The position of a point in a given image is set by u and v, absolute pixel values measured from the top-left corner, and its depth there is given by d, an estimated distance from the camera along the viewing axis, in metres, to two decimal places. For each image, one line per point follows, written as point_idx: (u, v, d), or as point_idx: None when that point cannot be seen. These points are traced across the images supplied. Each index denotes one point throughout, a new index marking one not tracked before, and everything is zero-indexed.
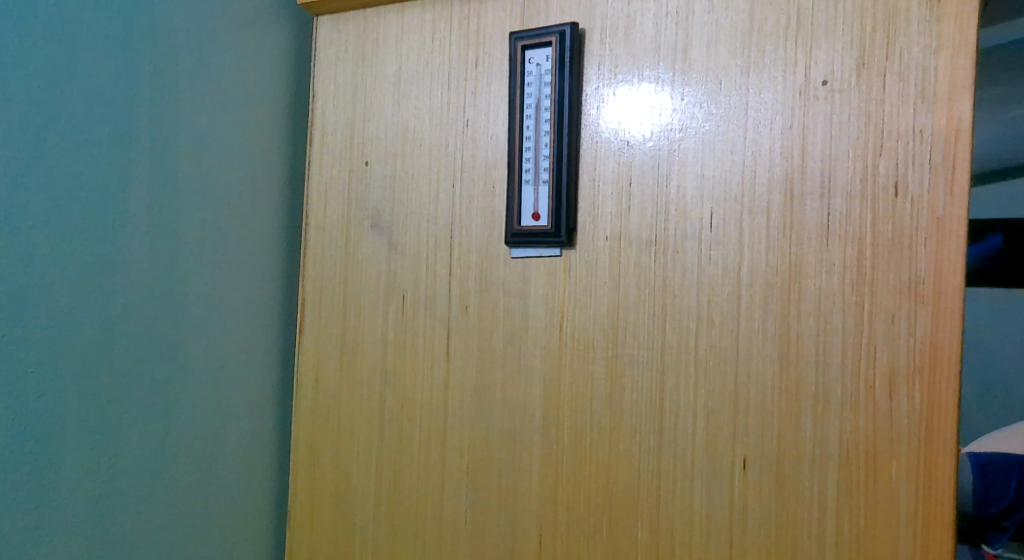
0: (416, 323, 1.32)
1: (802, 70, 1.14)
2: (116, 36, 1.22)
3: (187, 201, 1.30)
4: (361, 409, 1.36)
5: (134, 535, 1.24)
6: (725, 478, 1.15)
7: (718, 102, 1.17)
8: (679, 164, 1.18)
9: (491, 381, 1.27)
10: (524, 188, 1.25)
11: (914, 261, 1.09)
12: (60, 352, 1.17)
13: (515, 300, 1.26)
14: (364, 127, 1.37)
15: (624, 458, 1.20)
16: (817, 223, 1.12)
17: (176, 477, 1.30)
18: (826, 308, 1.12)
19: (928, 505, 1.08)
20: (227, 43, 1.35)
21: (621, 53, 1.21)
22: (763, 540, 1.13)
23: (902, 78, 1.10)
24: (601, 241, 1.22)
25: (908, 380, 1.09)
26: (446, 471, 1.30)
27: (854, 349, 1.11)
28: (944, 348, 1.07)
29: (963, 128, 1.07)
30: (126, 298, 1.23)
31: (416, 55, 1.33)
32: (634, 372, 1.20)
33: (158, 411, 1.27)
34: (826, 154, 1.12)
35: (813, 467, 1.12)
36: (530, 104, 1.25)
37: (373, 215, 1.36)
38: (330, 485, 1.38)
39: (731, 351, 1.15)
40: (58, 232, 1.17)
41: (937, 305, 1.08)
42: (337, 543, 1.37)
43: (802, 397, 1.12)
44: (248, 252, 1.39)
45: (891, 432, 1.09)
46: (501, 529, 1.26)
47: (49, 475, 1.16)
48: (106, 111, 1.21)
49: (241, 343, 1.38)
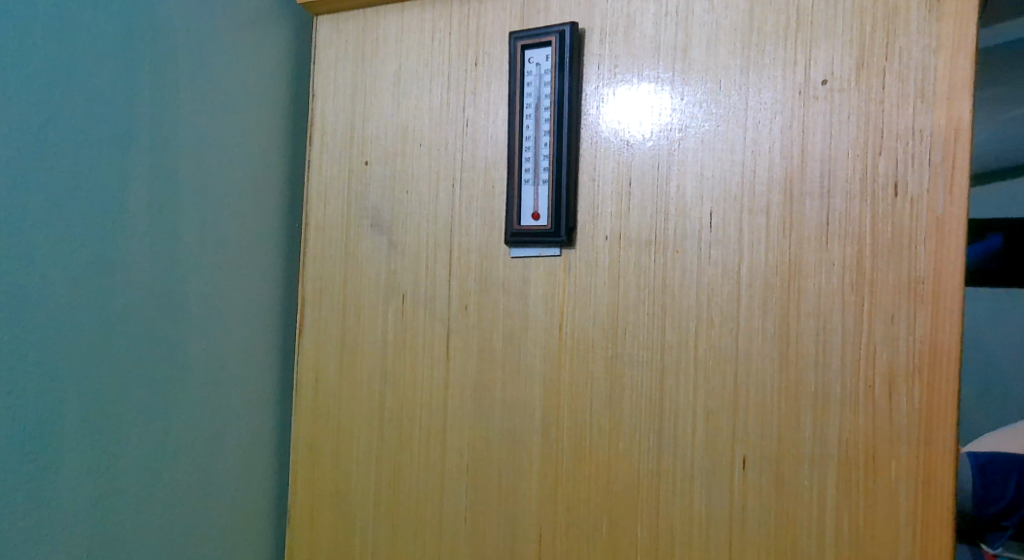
0: (416, 323, 1.32)
1: (802, 70, 1.14)
2: (117, 35, 1.22)
3: (186, 201, 1.30)
4: (361, 408, 1.36)
5: (135, 535, 1.25)
6: (725, 477, 1.15)
7: (717, 102, 1.17)
8: (678, 164, 1.18)
9: (491, 381, 1.27)
10: (524, 188, 1.25)
11: (913, 261, 1.09)
12: (60, 351, 1.17)
13: (515, 300, 1.26)
14: (364, 127, 1.37)
15: (624, 458, 1.20)
16: (816, 223, 1.12)
17: (176, 477, 1.30)
18: (826, 308, 1.12)
19: (927, 505, 1.08)
20: (227, 43, 1.35)
21: (621, 53, 1.21)
22: (763, 540, 1.13)
23: (902, 78, 1.10)
24: (600, 241, 1.22)
25: (908, 380, 1.09)
26: (446, 471, 1.30)
27: (853, 348, 1.11)
28: (943, 347, 1.07)
29: (963, 127, 1.07)
30: (126, 298, 1.23)
31: (416, 55, 1.33)
32: (634, 372, 1.20)
33: (158, 410, 1.27)
34: (826, 154, 1.12)
35: (813, 467, 1.12)
36: (530, 103, 1.25)
37: (373, 215, 1.36)
38: (330, 485, 1.38)
39: (731, 351, 1.15)
40: (59, 232, 1.17)
41: (937, 304, 1.08)
42: (337, 544, 1.37)
43: (802, 397, 1.12)
44: (248, 252, 1.39)
45: (891, 432, 1.09)
46: (501, 530, 1.26)
47: (50, 475, 1.16)
48: (107, 111, 1.21)
49: (241, 342, 1.38)
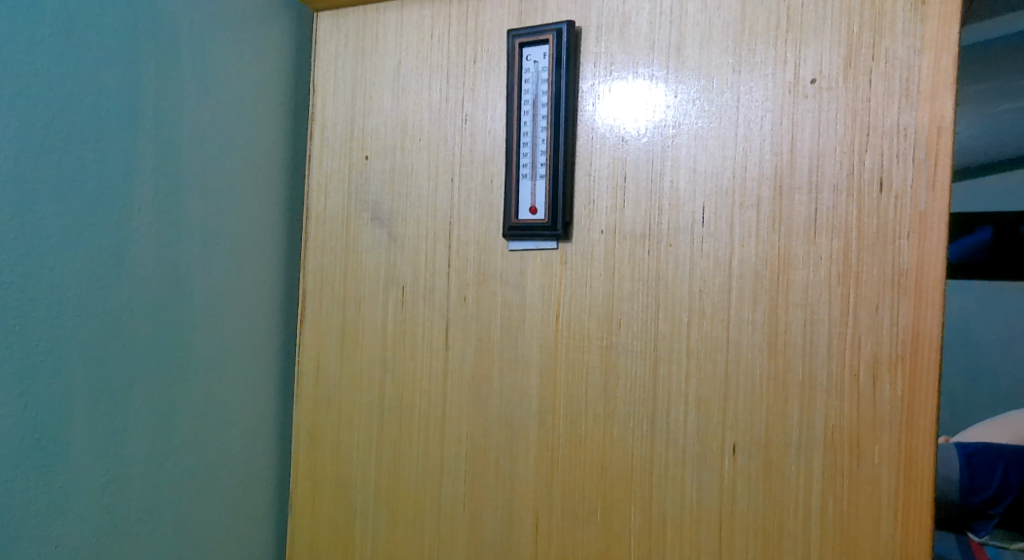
0: (415, 313, 1.35)
1: (792, 68, 1.17)
2: (121, 31, 1.24)
3: (189, 191, 1.32)
4: (361, 397, 1.39)
5: (140, 519, 1.28)
6: (715, 463, 1.20)
7: (710, 99, 1.20)
8: (672, 160, 1.22)
9: (489, 369, 1.31)
10: (521, 182, 1.28)
11: (898, 253, 1.13)
12: (69, 340, 1.20)
13: (513, 290, 1.29)
14: (364, 122, 1.40)
15: (617, 444, 1.24)
16: (804, 217, 1.16)
17: (180, 463, 1.33)
18: (813, 299, 1.16)
19: (908, 488, 1.13)
20: (229, 37, 1.37)
21: (617, 51, 1.25)
22: (752, 523, 1.18)
23: (888, 77, 1.14)
24: (596, 234, 1.25)
25: (891, 369, 1.13)
26: (444, 457, 1.33)
27: (840, 339, 1.15)
28: (925, 336, 1.12)
29: (946, 126, 1.11)
30: (132, 288, 1.26)
31: (415, 51, 1.36)
32: (629, 361, 1.24)
33: (163, 398, 1.30)
34: (814, 151, 1.16)
35: (801, 452, 1.16)
36: (528, 99, 1.28)
37: (372, 208, 1.39)
38: (330, 472, 1.41)
39: (722, 340, 1.19)
40: (66, 223, 1.19)
41: (920, 294, 1.12)
42: (338, 529, 1.41)
43: (790, 385, 1.17)
44: (249, 243, 1.41)
45: (874, 418, 1.14)
46: (498, 515, 1.30)
47: (59, 461, 1.19)
48: (113, 105, 1.23)
49: (242, 331, 1.41)
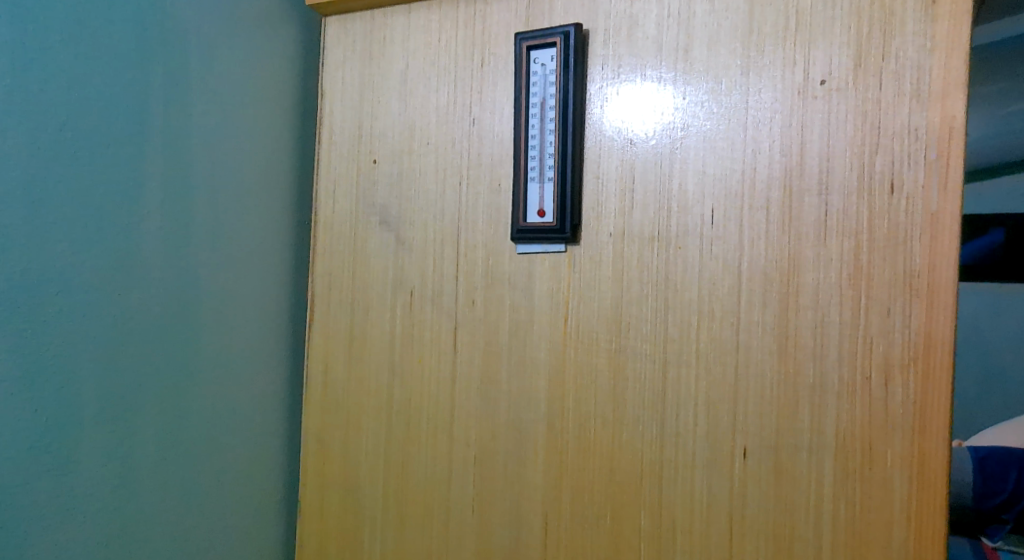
0: (423, 316, 1.35)
1: (801, 69, 1.17)
2: (131, 37, 1.24)
3: (198, 196, 1.33)
4: (369, 401, 1.39)
5: (149, 523, 1.28)
6: (725, 467, 1.19)
7: (719, 101, 1.20)
8: (680, 162, 1.21)
9: (496, 373, 1.30)
10: (529, 185, 1.28)
11: (909, 255, 1.12)
12: (79, 345, 1.20)
13: (521, 295, 1.29)
14: (371, 126, 1.40)
15: (626, 447, 1.23)
16: (814, 218, 1.16)
17: (190, 466, 1.33)
18: (824, 302, 1.15)
19: (921, 491, 1.11)
20: (237, 42, 1.37)
21: (624, 53, 1.24)
22: (761, 527, 1.17)
23: (898, 78, 1.13)
24: (604, 237, 1.25)
25: (903, 372, 1.12)
26: (452, 460, 1.33)
27: (851, 341, 1.14)
28: (938, 339, 1.11)
29: (957, 127, 1.10)
30: (142, 292, 1.26)
31: (422, 55, 1.36)
32: (637, 363, 1.23)
33: (174, 401, 1.31)
34: (823, 152, 1.15)
35: (811, 455, 1.15)
36: (536, 102, 1.27)
37: (380, 211, 1.38)
38: (339, 475, 1.41)
39: (731, 344, 1.19)
40: (76, 227, 1.19)
41: (932, 297, 1.11)
42: (346, 532, 1.40)
43: (800, 387, 1.16)
44: (257, 246, 1.42)
45: (886, 421, 1.13)
46: (507, 518, 1.29)
47: (69, 465, 1.19)
48: (123, 110, 1.24)
49: (251, 336, 1.41)
